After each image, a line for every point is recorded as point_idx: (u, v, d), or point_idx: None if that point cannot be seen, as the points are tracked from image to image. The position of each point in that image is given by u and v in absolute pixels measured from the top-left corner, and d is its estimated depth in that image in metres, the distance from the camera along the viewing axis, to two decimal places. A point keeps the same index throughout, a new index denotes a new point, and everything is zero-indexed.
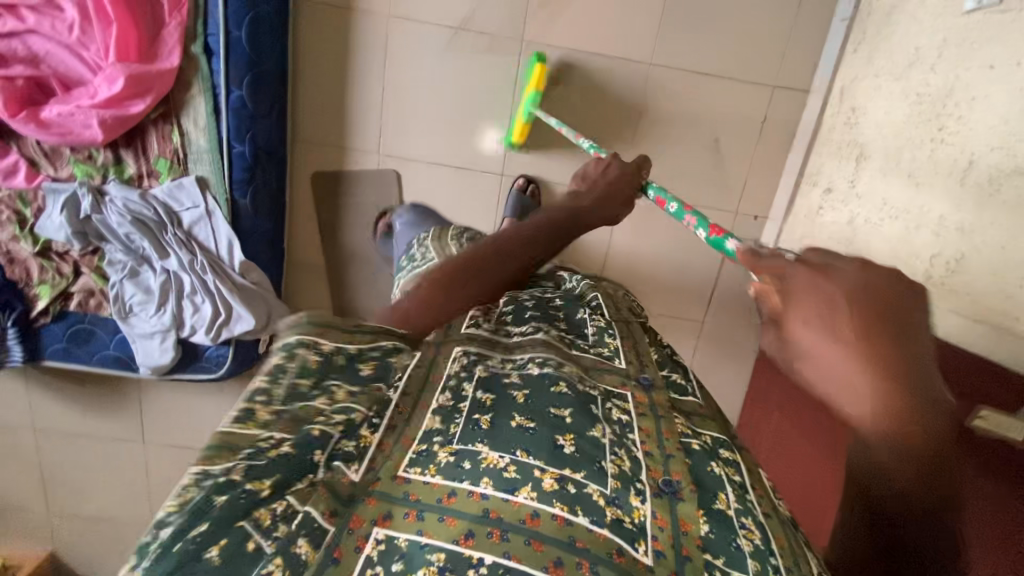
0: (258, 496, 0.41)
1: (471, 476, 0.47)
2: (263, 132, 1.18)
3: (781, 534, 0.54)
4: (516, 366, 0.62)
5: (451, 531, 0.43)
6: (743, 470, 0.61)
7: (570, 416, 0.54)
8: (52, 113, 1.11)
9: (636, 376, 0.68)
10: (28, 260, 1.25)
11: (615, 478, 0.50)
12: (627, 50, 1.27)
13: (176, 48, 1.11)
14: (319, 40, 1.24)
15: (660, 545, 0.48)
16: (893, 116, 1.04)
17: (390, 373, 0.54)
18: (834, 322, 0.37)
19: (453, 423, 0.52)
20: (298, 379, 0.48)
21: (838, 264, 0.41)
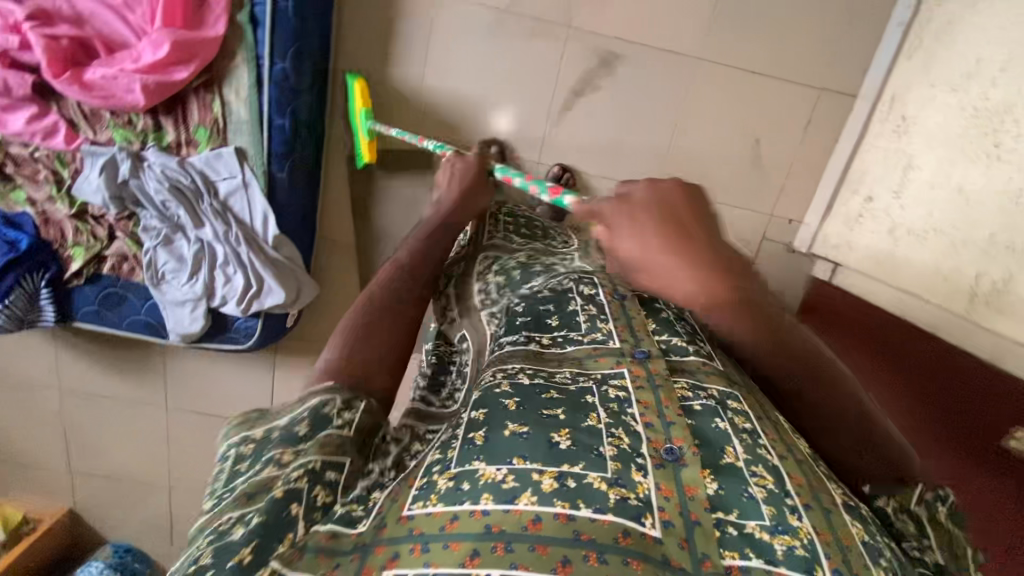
0: (241, 568, 0.43)
1: (471, 496, 0.47)
2: (304, 106, 1.17)
3: (799, 475, 0.54)
4: (506, 376, 0.62)
5: (457, 555, 0.43)
6: (754, 417, 0.60)
7: (562, 414, 0.56)
8: (94, 75, 1.10)
9: (631, 352, 0.68)
10: (64, 221, 1.26)
11: (615, 460, 0.51)
12: (674, 42, 1.24)
13: (222, 15, 1.10)
14: (363, 16, 1.22)
15: (668, 515, 0.47)
16: (947, 127, 1.02)
17: (329, 420, 0.53)
18: (644, 235, 0.55)
19: (450, 449, 0.53)
20: (236, 468, 0.51)
21: (633, 192, 0.59)
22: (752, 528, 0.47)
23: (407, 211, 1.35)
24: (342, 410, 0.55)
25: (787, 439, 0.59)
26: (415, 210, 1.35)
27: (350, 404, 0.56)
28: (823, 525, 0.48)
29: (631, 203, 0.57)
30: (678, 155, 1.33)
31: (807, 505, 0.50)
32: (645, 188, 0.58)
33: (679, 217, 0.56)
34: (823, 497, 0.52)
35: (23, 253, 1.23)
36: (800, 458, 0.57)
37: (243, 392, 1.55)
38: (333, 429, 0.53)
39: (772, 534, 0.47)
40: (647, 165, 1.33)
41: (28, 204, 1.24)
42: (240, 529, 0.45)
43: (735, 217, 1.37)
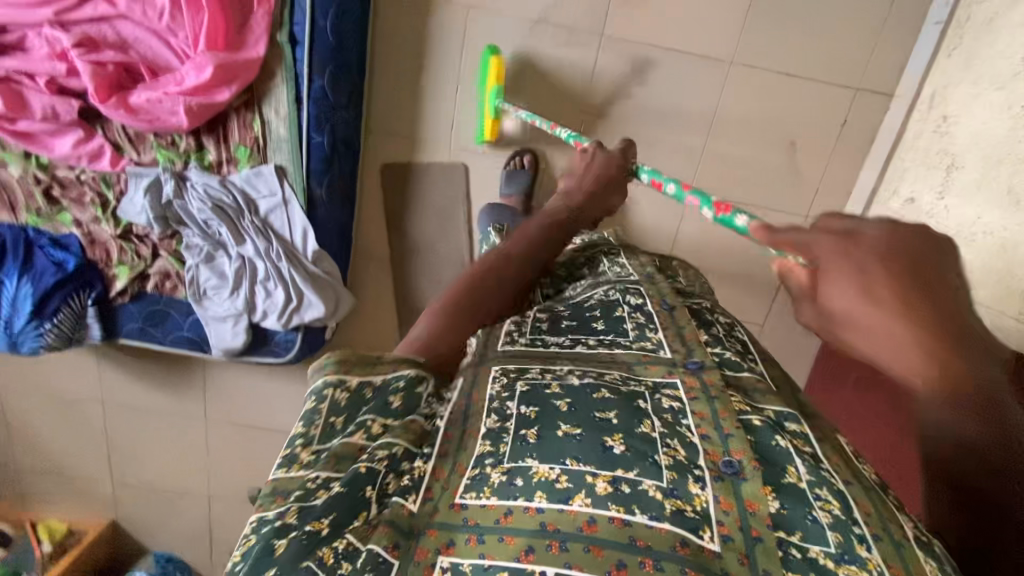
0: (318, 537, 0.40)
1: (524, 492, 0.42)
2: (342, 122, 1.19)
3: (867, 500, 0.46)
4: (554, 374, 0.54)
5: (511, 549, 0.39)
6: (814, 440, 0.53)
7: (616, 416, 0.48)
8: (140, 99, 1.13)
9: (683, 362, 0.60)
10: (109, 241, 1.28)
11: (670, 469, 0.45)
12: (708, 47, 1.24)
13: (262, 37, 1.12)
14: (398, 30, 1.23)
15: (727, 530, 0.42)
16: (992, 127, 1.01)
17: (419, 405, 0.50)
18: (869, 286, 0.37)
19: (501, 443, 0.46)
20: (331, 422, 0.47)
21: (865, 228, 0.40)
22: (817, 555, 0.42)
23: (442, 224, 1.36)
24: (431, 399, 0.51)
25: (852, 463, 0.52)
26: (448, 222, 1.36)
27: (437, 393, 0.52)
28: (895, 560, 0.42)
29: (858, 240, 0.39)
30: (712, 159, 1.33)
31: (876, 536, 0.43)
32: (883, 229, 0.39)
33: (933, 280, 0.36)
34: (894, 527, 0.44)
35: (72, 272, 1.27)
36: (868, 485, 0.49)
37: (280, 403, 1.57)
38: (421, 415, 0.49)
39: (837, 562, 0.41)
40: (681, 169, 1.34)
41: (73, 225, 1.27)
42: (323, 495, 0.42)
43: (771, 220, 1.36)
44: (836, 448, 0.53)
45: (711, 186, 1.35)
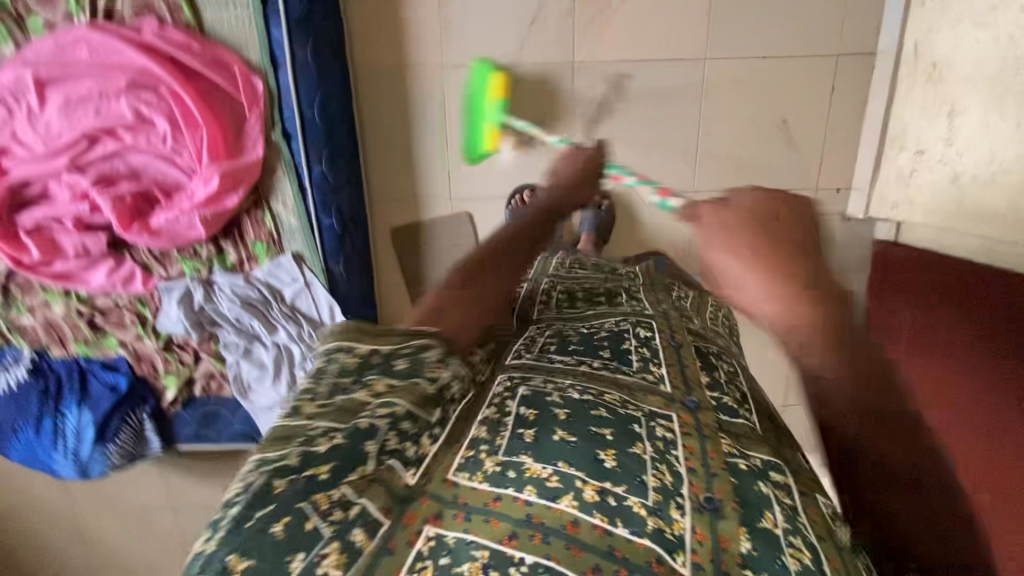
0: (317, 480, 0.46)
1: (516, 484, 0.50)
2: (346, 201, 1.24)
3: (836, 556, 0.54)
4: (557, 387, 0.62)
5: (495, 531, 0.46)
6: (795, 492, 0.60)
7: (611, 433, 0.55)
8: (160, 220, 1.20)
9: (681, 398, 0.66)
10: (153, 355, 1.35)
11: (656, 491, 0.51)
12: (679, 50, 1.26)
13: (259, 138, 1.18)
14: (378, 101, 1.28)
15: (699, 558, 0.48)
16: (983, 66, 1.03)
17: (423, 369, 0.58)
18: (733, 240, 0.56)
19: (498, 435, 0.55)
20: (339, 381, 0.55)
21: (736, 198, 0.61)
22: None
23: None
24: (435, 364, 0.59)
25: (829, 522, 0.58)
26: None
27: (442, 362, 0.60)
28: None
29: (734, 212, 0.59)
30: (709, 154, 1.33)
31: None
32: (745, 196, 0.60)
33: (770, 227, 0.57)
34: None
35: (125, 392, 1.33)
36: (839, 544, 0.56)
37: None
38: (426, 378, 0.57)
39: None
40: (680, 170, 1.34)
41: (119, 347, 1.34)
42: (325, 443, 0.49)
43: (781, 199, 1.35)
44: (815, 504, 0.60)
45: (713, 180, 1.35)
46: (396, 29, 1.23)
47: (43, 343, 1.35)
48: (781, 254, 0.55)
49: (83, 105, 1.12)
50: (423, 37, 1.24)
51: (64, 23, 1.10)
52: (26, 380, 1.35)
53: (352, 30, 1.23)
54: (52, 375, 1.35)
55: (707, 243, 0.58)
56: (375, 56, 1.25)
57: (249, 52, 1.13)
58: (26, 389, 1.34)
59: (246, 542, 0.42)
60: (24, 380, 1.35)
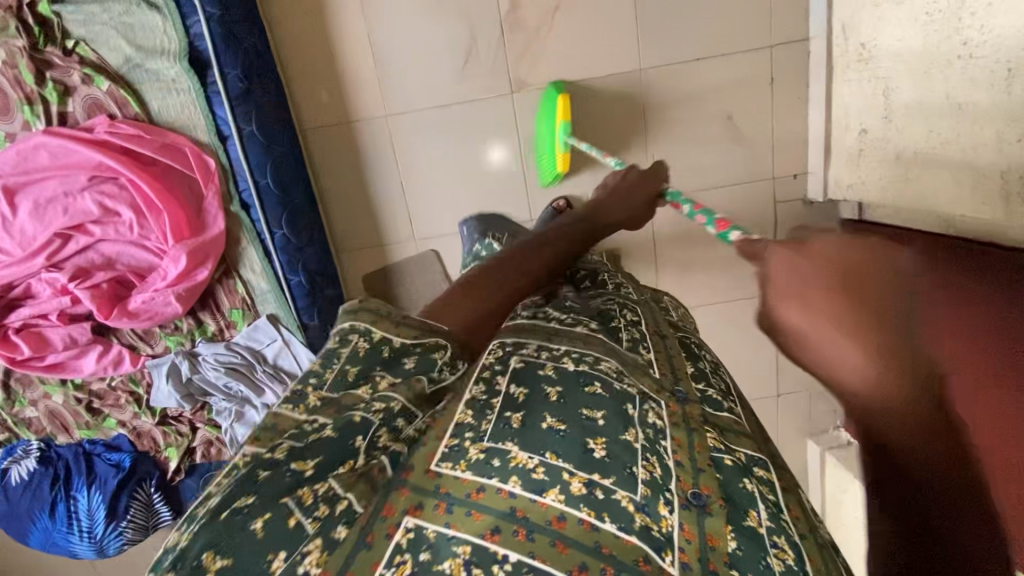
0: (302, 475, 0.44)
1: (500, 474, 0.48)
2: (312, 259, 1.28)
3: (816, 553, 0.55)
4: (553, 357, 0.62)
5: (478, 525, 0.44)
6: (779, 489, 0.60)
7: (602, 418, 0.54)
8: (136, 303, 1.24)
9: (671, 388, 0.65)
10: (152, 430, 1.39)
11: (645, 485, 0.50)
12: (614, 64, 1.27)
13: (218, 213, 1.22)
14: (332, 155, 1.31)
15: (687, 557, 0.48)
16: (909, 41, 1.01)
17: (432, 367, 0.58)
18: (827, 301, 0.40)
19: (484, 419, 0.52)
20: (346, 366, 0.55)
21: (816, 238, 0.44)
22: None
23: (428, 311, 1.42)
24: (443, 365, 0.60)
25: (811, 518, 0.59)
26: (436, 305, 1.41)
27: (450, 364, 0.61)
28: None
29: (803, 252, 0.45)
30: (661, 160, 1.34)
31: None
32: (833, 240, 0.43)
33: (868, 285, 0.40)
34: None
35: (129, 469, 1.38)
36: (820, 542, 0.58)
37: None
38: (430, 376, 0.57)
39: None
40: None
41: (119, 426, 1.39)
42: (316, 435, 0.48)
43: (739, 193, 1.35)
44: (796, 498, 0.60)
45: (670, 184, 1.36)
46: (337, 87, 1.27)
47: (48, 432, 1.40)
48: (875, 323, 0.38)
49: (52, 205, 1.18)
50: (363, 90, 1.28)
51: (24, 131, 1.17)
52: (36, 469, 1.39)
53: (294, 93, 1.27)
54: (60, 462, 1.40)
55: (776, 294, 0.43)
56: (319, 114, 1.29)
57: (199, 133, 1.19)
58: (37, 479, 1.39)
59: (220, 534, 0.40)
60: (34, 469, 1.39)
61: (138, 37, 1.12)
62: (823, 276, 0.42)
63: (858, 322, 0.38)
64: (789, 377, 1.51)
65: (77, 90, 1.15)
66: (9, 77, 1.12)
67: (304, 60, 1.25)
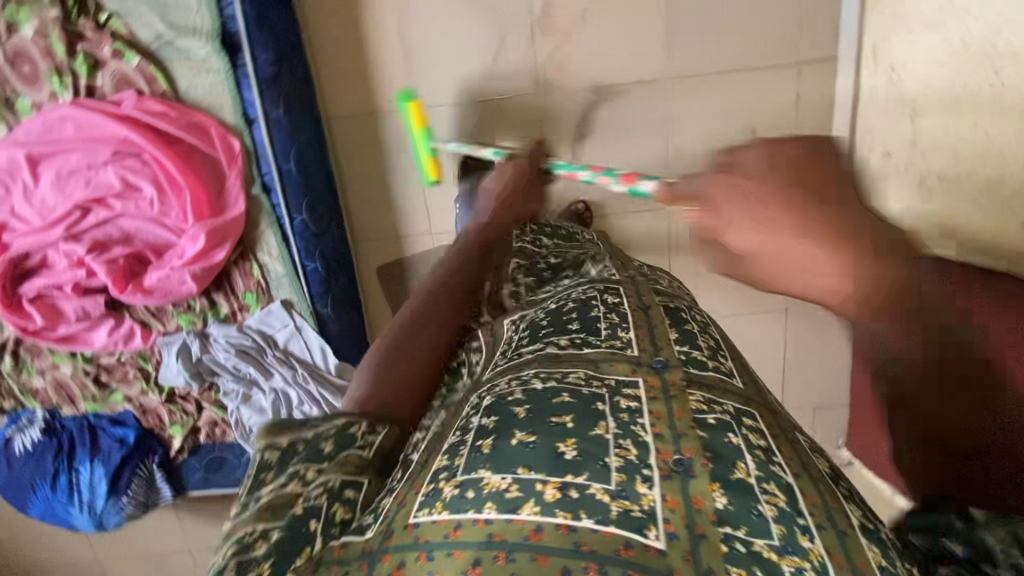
0: None
1: (475, 503, 0.47)
2: (328, 246, 1.28)
3: (814, 492, 0.51)
4: (520, 382, 0.59)
5: (459, 563, 0.44)
6: (767, 434, 0.56)
7: (572, 421, 0.53)
8: (152, 280, 1.25)
9: (648, 361, 0.62)
10: (158, 408, 1.40)
11: (620, 471, 0.49)
12: (642, 71, 1.28)
13: (239, 194, 1.22)
14: (355, 146, 1.32)
15: (673, 527, 0.46)
16: (938, 68, 1.02)
17: (353, 440, 0.57)
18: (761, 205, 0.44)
19: (458, 456, 0.52)
20: (260, 479, 0.52)
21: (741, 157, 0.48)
22: (761, 548, 0.45)
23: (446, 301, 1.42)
24: (365, 434, 0.58)
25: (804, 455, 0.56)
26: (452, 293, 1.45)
27: (372, 428, 0.59)
28: (836, 547, 0.47)
29: (743, 171, 0.47)
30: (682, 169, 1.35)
31: (821, 527, 0.48)
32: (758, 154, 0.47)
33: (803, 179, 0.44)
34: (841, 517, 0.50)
35: (134, 445, 1.38)
36: (817, 475, 0.54)
37: None
38: (357, 448, 0.56)
39: (780, 554, 0.45)
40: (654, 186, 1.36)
41: (126, 402, 1.40)
42: (263, 543, 0.47)
43: None
44: (789, 441, 0.57)
45: None
46: (365, 77, 1.27)
47: (55, 403, 1.41)
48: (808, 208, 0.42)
49: (74, 178, 1.18)
50: (391, 82, 1.28)
51: (50, 102, 1.17)
52: (40, 440, 1.39)
53: (322, 86, 1.28)
54: (64, 434, 1.40)
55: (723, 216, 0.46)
56: (344, 105, 1.29)
57: (226, 114, 1.19)
58: (40, 449, 1.39)
59: None
60: (38, 440, 1.39)
61: (170, 15, 1.12)
62: (771, 182, 0.45)
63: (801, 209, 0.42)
64: (794, 392, 1.52)
65: (106, 64, 1.14)
66: (40, 47, 1.13)
67: (333, 52, 1.26)
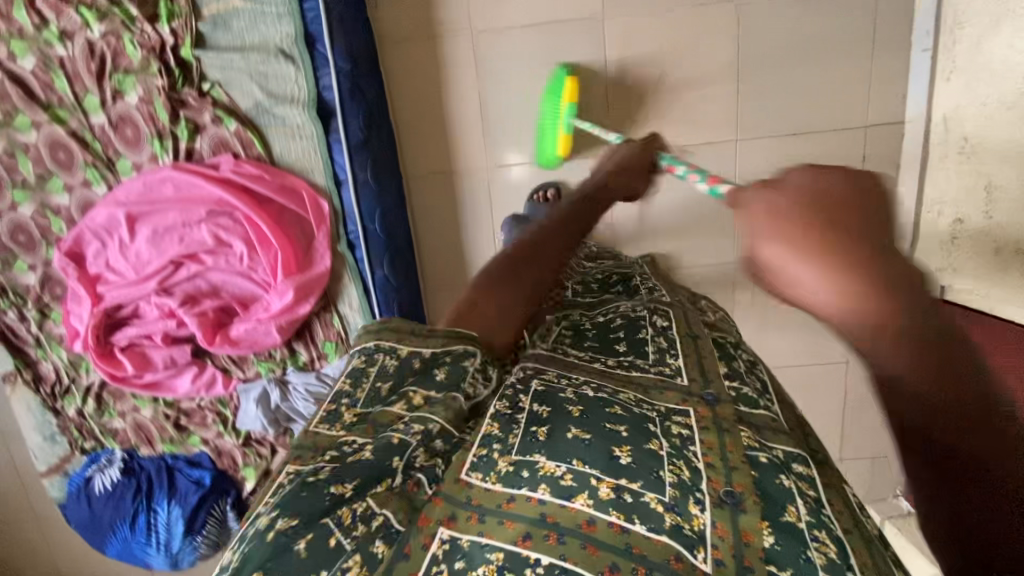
0: (342, 497, 0.47)
1: (530, 482, 0.48)
2: (407, 299, 1.33)
3: (864, 551, 0.50)
4: (572, 385, 0.60)
5: (510, 532, 0.45)
6: (820, 485, 0.56)
7: (625, 430, 0.53)
8: (239, 331, 1.30)
9: (698, 391, 0.62)
10: (233, 450, 1.44)
11: (673, 487, 0.48)
12: (713, 132, 1.32)
13: (326, 252, 1.27)
14: (430, 199, 1.36)
15: (721, 554, 0.45)
16: (1016, 146, 1.04)
17: (462, 381, 0.59)
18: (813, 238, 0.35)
19: (512, 433, 0.53)
20: (378, 385, 0.59)
21: (786, 176, 0.39)
22: None
23: None
24: (474, 377, 0.60)
25: (857, 515, 0.55)
26: None
27: (482, 374, 0.61)
28: None
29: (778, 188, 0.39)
30: None
31: None
32: (805, 174, 0.38)
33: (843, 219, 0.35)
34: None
35: (209, 487, 1.42)
36: (867, 535, 0.53)
37: None
38: (463, 393, 0.58)
39: None
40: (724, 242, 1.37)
41: (202, 444, 1.44)
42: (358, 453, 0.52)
43: None
44: (842, 496, 0.57)
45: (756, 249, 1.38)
46: (444, 138, 1.32)
47: (133, 444, 1.46)
48: (843, 245, 0.34)
49: (170, 234, 1.23)
50: (469, 144, 1.33)
51: (150, 163, 1.23)
52: (119, 480, 1.44)
53: (401, 136, 1.32)
54: (142, 474, 1.45)
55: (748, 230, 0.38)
56: (423, 162, 1.34)
57: (317, 176, 1.24)
58: (120, 488, 1.44)
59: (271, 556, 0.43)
60: (118, 480, 1.44)
61: (270, 85, 1.18)
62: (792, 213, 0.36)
63: (829, 245, 0.34)
64: (851, 441, 1.54)
65: (206, 129, 1.21)
66: (144, 113, 1.19)
67: (414, 110, 1.30)
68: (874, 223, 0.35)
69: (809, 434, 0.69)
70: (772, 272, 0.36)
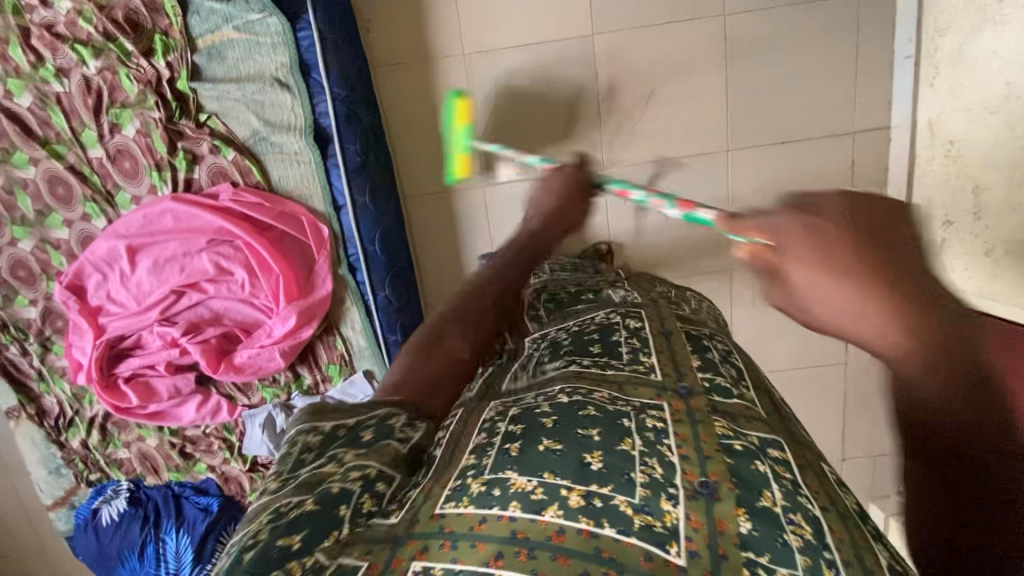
0: (288, 550, 0.43)
1: (501, 501, 0.46)
2: (409, 319, 1.34)
3: (839, 525, 0.51)
4: (546, 398, 0.59)
5: (482, 554, 0.43)
6: (796, 467, 0.56)
7: (598, 433, 0.52)
8: (242, 358, 1.30)
9: (673, 385, 0.62)
10: (239, 476, 1.44)
11: (644, 486, 0.48)
12: (705, 143, 1.34)
13: (327, 276, 1.28)
14: (425, 216, 1.37)
15: (695, 546, 0.45)
16: (1001, 150, 1.06)
17: (392, 431, 0.55)
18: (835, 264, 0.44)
19: (485, 456, 0.52)
20: (302, 457, 0.52)
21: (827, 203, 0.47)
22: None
23: None
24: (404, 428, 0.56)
25: (832, 489, 0.56)
26: None
27: (412, 424, 0.57)
28: None
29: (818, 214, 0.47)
30: None
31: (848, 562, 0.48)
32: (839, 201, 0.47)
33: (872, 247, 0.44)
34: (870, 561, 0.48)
35: (217, 513, 1.40)
36: (842, 510, 0.53)
37: None
38: (397, 439, 0.54)
39: None
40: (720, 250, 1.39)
41: (209, 471, 1.44)
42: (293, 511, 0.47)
43: None
44: (817, 476, 0.56)
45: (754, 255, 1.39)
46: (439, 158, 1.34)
47: (139, 473, 1.46)
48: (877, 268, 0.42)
49: (170, 263, 1.23)
50: None
51: (149, 194, 1.24)
52: (126, 510, 1.42)
53: (396, 155, 1.33)
54: (149, 504, 1.43)
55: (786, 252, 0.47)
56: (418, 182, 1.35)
57: (315, 202, 1.26)
58: (127, 520, 1.42)
59: None
60: (124, 510, 1.42)
61: (266, 113, 1.19)
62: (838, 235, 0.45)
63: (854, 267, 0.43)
64: (853, 440, 1.55)
65: (204, 159, 1.22)
66: (142, 145, 1.20)
67: (406, 131, 1.32)
68: (896, 238, 0.45)
69: (787, 419, 0.66)
70: (805, 291, 0.45)
